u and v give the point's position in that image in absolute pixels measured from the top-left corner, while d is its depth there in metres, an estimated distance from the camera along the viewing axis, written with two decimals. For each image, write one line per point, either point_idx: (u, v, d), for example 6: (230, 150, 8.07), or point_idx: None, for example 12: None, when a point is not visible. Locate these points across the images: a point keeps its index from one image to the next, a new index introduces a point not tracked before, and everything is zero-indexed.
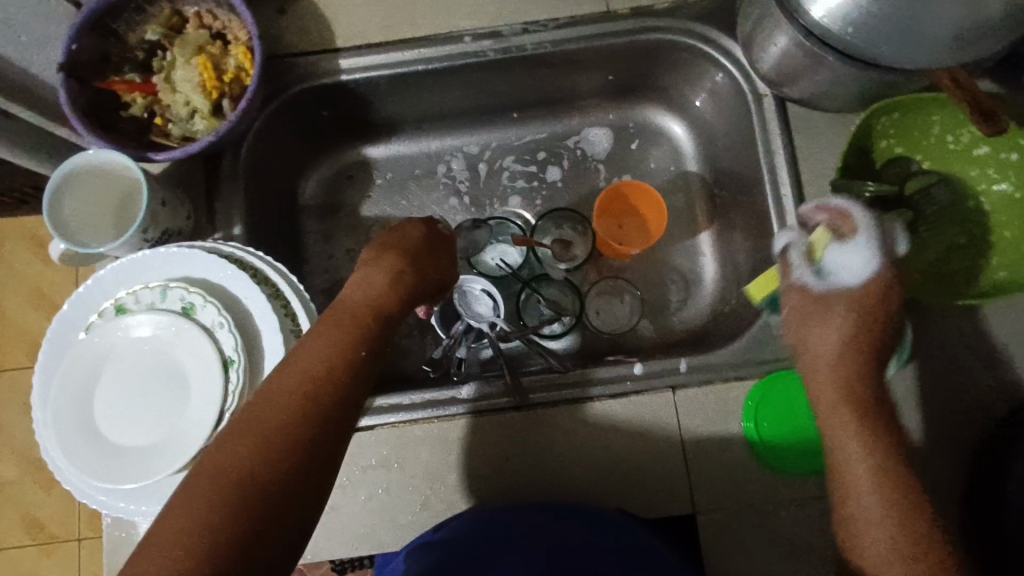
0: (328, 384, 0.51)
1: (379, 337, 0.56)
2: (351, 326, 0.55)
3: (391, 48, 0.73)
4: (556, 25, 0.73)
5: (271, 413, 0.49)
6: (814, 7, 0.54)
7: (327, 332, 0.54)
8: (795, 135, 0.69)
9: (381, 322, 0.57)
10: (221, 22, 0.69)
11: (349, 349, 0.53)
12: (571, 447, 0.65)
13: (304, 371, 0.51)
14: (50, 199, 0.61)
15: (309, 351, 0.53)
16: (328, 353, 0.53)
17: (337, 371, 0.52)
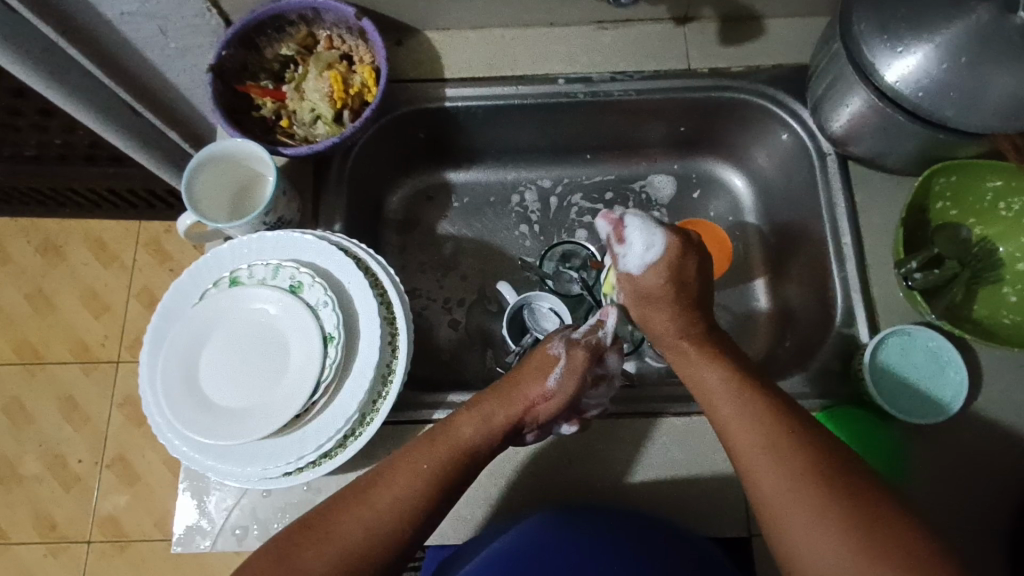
0: (446, 475, 0.57)
1: (460, 479, 0.58)
2: (433, 473, 0.57)
3: (492, 83, 0.82)
4: (641, 76, 0.81)
5: (412, 464, 0.57)
6: (889, 71, 0.62)
7: (407, 472, 0.57)
8: (856, 190, 0.75)
9: (449, 477, 0.58)
10: (348, 46, 0.78)
11: (427, 493, 0.56)
12: (634, 458, 0.68)
13: (377, 511, 0.54)
14: (215, 150, 0.69)
15: (387, 488, 0.56)
16: (406, 494, 0.55)
17: (412, 505, 0.55)
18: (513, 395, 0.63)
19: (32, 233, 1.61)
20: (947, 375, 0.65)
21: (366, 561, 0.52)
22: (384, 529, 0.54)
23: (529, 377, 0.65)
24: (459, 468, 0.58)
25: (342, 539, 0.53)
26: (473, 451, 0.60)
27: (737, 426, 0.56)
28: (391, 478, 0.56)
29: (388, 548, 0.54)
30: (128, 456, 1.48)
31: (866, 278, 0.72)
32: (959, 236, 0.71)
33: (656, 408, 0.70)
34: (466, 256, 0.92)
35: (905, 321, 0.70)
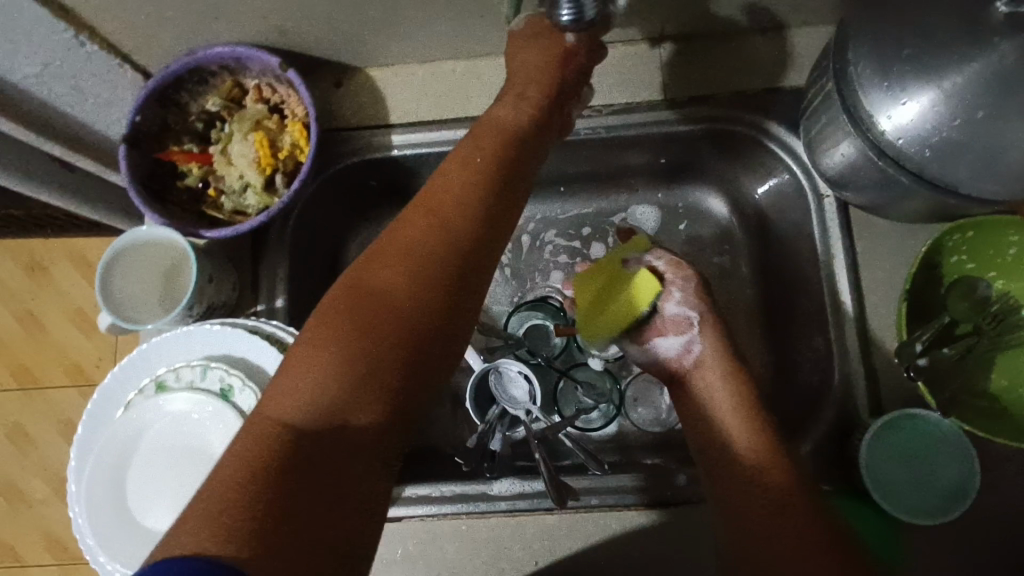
0: (450, 274, 0.51)
1: (478, 248, 0.53)
2: (399, 300, 0.49)
3: (442, 126, 0.73)
4: (612, 111, 0.71)
5: (428, 259, 0.51)
6: (887, 123, 0.52)
7: (404, 262, 0.51)
8: (857, 239, 0.66)
9: (467, 223, 0.54)
10: (279, 95, 0.70)
11: (418, 303, 0.49)
12: (606, 554, 0.63)
13: (392, 279, 0.50)
14: (131, 240, 0.65)
15: (390, 297, 0.49)
16: (408, 313, 0.48)
17: (441, 253, 0.51)
18: (494, 143, 0.59)
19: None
20: (952, 467, 0.57)
21: (395, 320, 0.48)
22: (411, 283, 0.49)
23: (497, 112, 0.62)
24: (465, 239, 0.53)
25: (370, 308, 0.48)
26: (480, 175, 0.57)
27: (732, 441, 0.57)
28: (398, 278, 0.50)
29: (416, 305, 0.49)
30: None
31: (865, 344, 0.64)
32: (975, 292, 0.61)
33: (627, 498, 0.64)
34: None
35: (908, 396, 0.62)
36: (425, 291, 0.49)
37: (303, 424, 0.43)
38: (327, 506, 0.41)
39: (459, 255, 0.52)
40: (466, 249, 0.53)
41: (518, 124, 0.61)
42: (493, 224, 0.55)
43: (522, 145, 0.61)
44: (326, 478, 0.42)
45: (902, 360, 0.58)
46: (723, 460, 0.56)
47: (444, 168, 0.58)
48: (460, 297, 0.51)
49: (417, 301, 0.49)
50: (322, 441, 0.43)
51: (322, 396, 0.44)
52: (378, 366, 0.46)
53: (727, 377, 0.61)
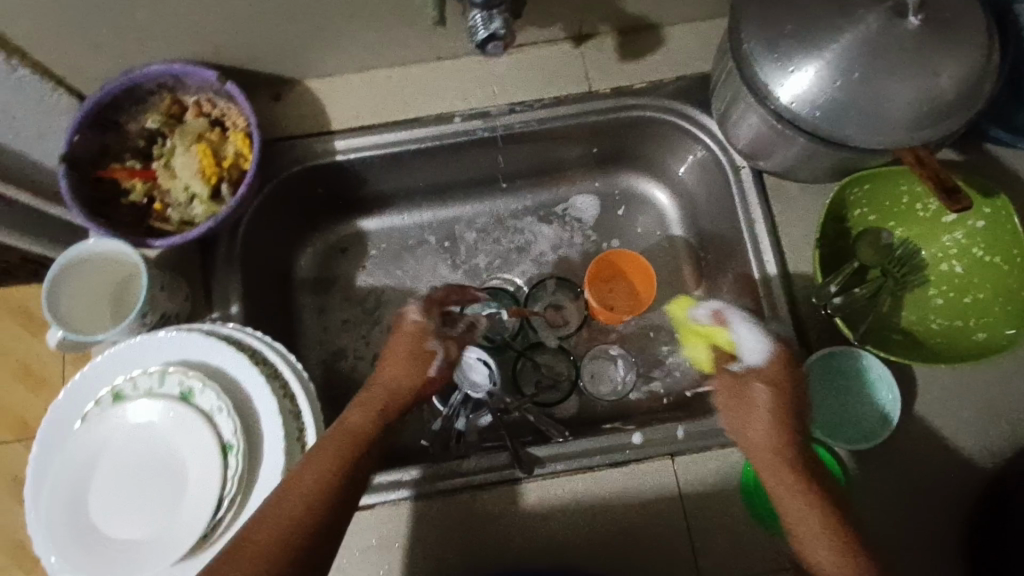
0: (343, 481, 0.56)
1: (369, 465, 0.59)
2: (291, 519, 0.54)
3: (383, 130, 0.76)
4: (541, 105, 0.76)
5: (329, 453, 0.57)
6: (783, 91, 0.58)
7: (312, 467, 0.56)
8: (774, 203, 0.72)
9: (363, 423, 0.61)
10: (219, 110, 0.72)
11: (314, 513, 0.54)
12: (570, 515, 0.65)
13: (301, 491, 0.55)
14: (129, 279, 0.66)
15: (284, 510, 0.54)
16: (296, 519, 0.54)
17: (338, 467, 0.56)
18: (404, 377, 0.65)
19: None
20: (880, 395, 0.62)
21: (293, 536, 0.53)
22: (310, 504, 0.54)
23: (398, 345, 0.66)
24: (367, 440, 0.59)
25: (289, 508, 0.54)
26: (376, 405, 0.62)
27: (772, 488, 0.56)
28: (286, 488, 0.55)
29: (305, 521, 0.54)
30: None
31: (793, 297, 0.69)
32: (880, 242, 0.68)
33: (593, 461, 0.67)
34: (390, 307, 0.88)
35: (834, 338, 0.68)
36: (331, 514, 0.55)
37: None
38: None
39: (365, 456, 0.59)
40: (363, 451, 0.59)
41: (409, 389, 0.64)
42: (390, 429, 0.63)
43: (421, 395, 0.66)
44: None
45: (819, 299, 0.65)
46: (757, 457, 0.57)
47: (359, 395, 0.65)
48: (355, 496, 0.57)
49: (312, 511, 0.54)
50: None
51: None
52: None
53: (779, 425, 0.57)
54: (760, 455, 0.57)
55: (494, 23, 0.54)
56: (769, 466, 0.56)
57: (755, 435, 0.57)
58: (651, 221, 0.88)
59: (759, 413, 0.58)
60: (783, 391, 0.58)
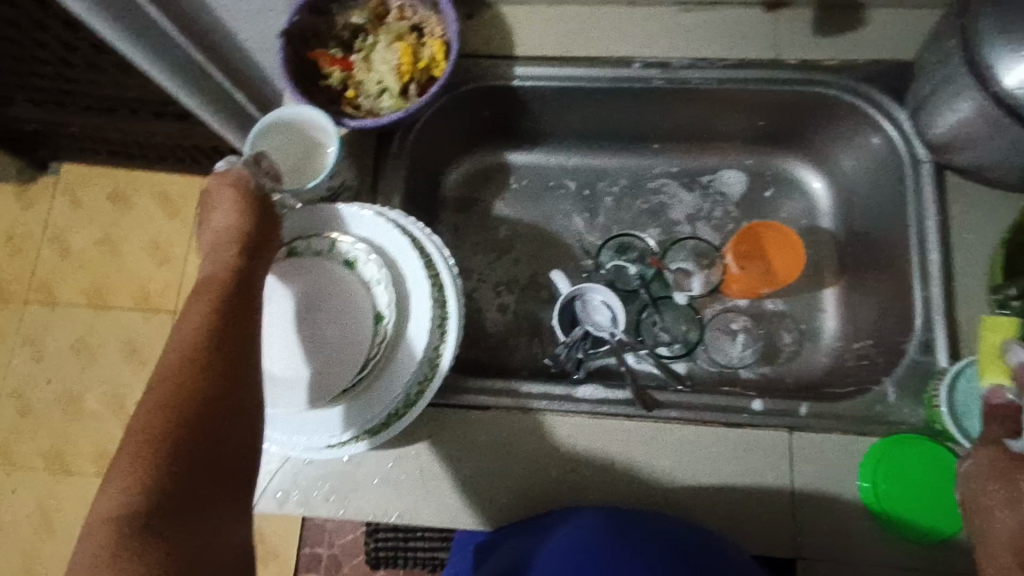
0: (232, 288, 0.54)
1: (235, 296, 0.54)
2: (201, 321, 0.51)
3: (563, 63, 0.78)
4: (724, 64, 0.76)
5: (221, 278, 0.55)
6: (1010, 77, 0.55)
7: (201, 294, 0.53)
8: (951, 206, 0.69)
9: (224, 256, 0.57)
10: (419, 17, 0.77)
11: (216, 311, 0.52)
12: (676, 462, 0.65)
13: (179, 346, 0.49)
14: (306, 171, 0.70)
15: (189, 317, 0.51)
16: (201, 322, 0.51)
17: (229, 287, 0.54)
18: (232, 239, 0.58)
19: (90, 178, 1.57)
20: None
21: (209, 337, 0.50)
22: (202, 335, 0.50)
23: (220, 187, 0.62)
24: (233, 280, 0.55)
25: (181, 361, 0.48)
26: (234, 227, 0.58)
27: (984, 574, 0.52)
28: (193, 302, 0.53)
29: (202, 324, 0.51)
30: None
31: (952, 303, 0.66)
32: None
33: (707, 417, 0.67)
34: (521, 240, 0.90)
35: None
36: (227, 342, 0.50)
37: (156, 416, 0.45)
38: (233, 473, 0.46)
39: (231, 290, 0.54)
40: (242, 287, 0.55)
41: (251, 226, 0.59)
42: (250, 275, 0.56)
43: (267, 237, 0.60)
44: (220, 451, 0.46)
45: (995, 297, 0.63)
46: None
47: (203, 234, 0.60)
48: (244, 297, 0.54)
49: (209, 319, 0.51)
50: (179, 433, 0.45)
51: (162, 389, 0.47)
52: (208, 406, 0.47)
53: None
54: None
55: None
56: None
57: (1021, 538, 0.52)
58: (798, 205, 0.86)
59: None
60: None
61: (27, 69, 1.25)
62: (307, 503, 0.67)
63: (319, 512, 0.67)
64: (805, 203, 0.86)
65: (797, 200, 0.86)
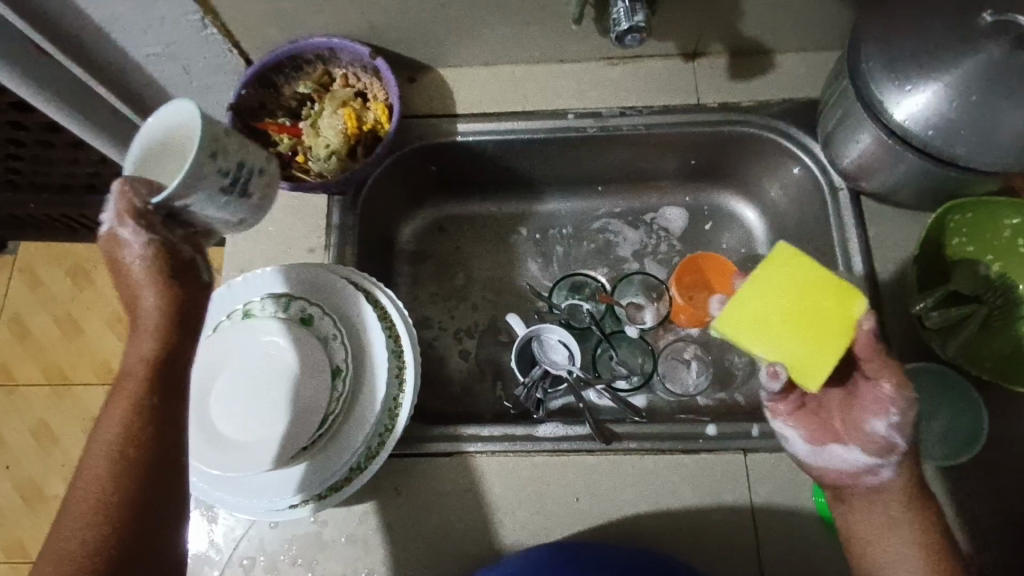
0: (150, 403, 0.50)
1: (153, 415, 0.50)
2: (116, 446, 0.48)
3: (502, 118, 0.83)
4: (651, 111, 0.82)
5: (137, 390, 0.50)
6: (898, 110, 0.61)
7: (118, 407, 0.49)
8: (868, 227, 0.74)
9: (137, 356, 0.51)
10: (363, 83, 0.81)
11: (135, 435, 0.49)
12: (638, 493, 0.67)
13: (94, 470, 0.47)
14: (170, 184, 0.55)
15: (102, 435, 0.49)
16: (116, 445, 0.48)
17: (145, 401, 0.50)
18: (150, 326, 0.51)
19: (50, 257, 1.59)
20: (962, 418, 0.64)
21: (132, 471, 0.48)
22: (122, 468, 0.48)
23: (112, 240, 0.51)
24: (145, 395, 0.50)
25: (94, 495, 0.47)
26: (150, 317, 0.51)
27: (870, 535, 0.57)
28: (112, 418, 0.49)
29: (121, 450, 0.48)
30: None
31: (880, 317, 0.71)
32: (977, 272, 0.70)
33: (665, 446, 0.69)
34: (477, 286, 0.92)
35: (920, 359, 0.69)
36: (145, 478, 0.48)
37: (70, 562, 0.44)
38: None
39: (147, 399, 0.50)
40: (157, 403, 0.50)
41: (165, 312, 0.51)
42: (168, 380, 0.51)
43: (185, 324, 0.52)
44: None
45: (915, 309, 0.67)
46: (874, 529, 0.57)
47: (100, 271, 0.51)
48: (172, 414, 0.51)
49: (132, 446, 0.48)
50: None
51: (81, 527, 0.46)
52: (121, 556, 0.46)
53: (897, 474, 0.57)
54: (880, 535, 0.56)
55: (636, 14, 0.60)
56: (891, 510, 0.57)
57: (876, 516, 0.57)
58: (737, 234, 0.91)
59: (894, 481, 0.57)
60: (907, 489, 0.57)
61: None
62: (273, 570, 0.65)
63: None
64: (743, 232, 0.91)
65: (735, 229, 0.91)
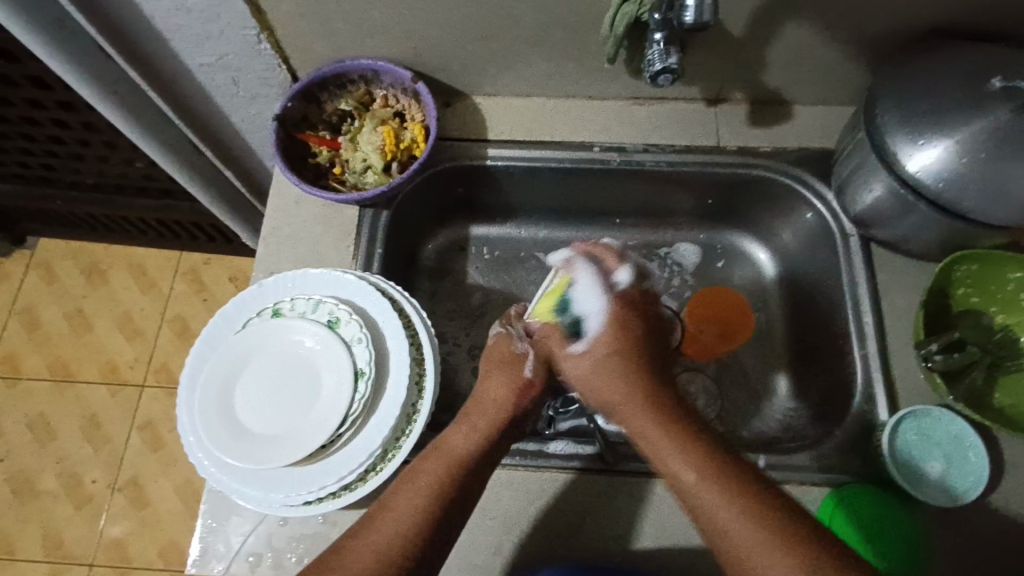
0: (448, 494, 0.58)
1: (469, 485, 0.60)
2: (411, 529, 0.56)
3: (531, 146, 0.87)
4: (673, 149, 0.86)
5: (428, 479, 0.59)
6: (911, 162, 0.65)
7: (408, 491, 0.58)
8: (878, 272, 0.77)
9: (476, 454, 0.62)
10: (401, 104, 0.86)
11: (422, 520, 0.56)
12: (644, 515, 0.68)
13: (399, 520, 0.56)
14: None
15: (394, 514, 0.57)
16: (404, 528, 0.56)
17: (448, 488, 0.59)
18: (494, 430, 0.64)
19: (68, 254, 1.63)
20: (967, 458, 0.66)
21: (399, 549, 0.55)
22: (403, 544, 0.55)
23: (493, 377, 0.69)
24: (464, 466, 0.60)
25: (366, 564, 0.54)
26: (497, 422, 0.64)
27: (593, 384, 0.66)
28: (404, 503, 0.57)
29: (418, 531, 0.56)
30: (133, 487, 1.44)
31: (886, 359, 0.73)
32: (979, 324, 0.73)
33: None
34: (493, 306, 0.95)
35: (924, 403, 0.71)
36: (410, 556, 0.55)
37: None
38: None
39: (446, 496, 0.58)
40: (456, 489, 0.59)
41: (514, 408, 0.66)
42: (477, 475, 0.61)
43: (517, 421, 0.66)
44: None
45: (920, 351, 0.69)
46: (646, 433, 0.61)
47: (469, 402, 0.67)
48: (463, 505, 0.59)
49: (421, 532, 0.56)
50: None
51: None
52: None
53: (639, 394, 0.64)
54: (657, 443, 0.59)
55: (671, 57, 0.65)
56: (638, 411, 0.62)
57: (647, 426, 0.61)
58: (748, 274, 0.94)
59: (632, 411, 0.62)
60: (613, 354, 0.66)
61: (18, 149, 1.32)
62: (279, 567, 0.66)
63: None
64: (753, 273, 0.94)
65: (746, 270, 0.94)
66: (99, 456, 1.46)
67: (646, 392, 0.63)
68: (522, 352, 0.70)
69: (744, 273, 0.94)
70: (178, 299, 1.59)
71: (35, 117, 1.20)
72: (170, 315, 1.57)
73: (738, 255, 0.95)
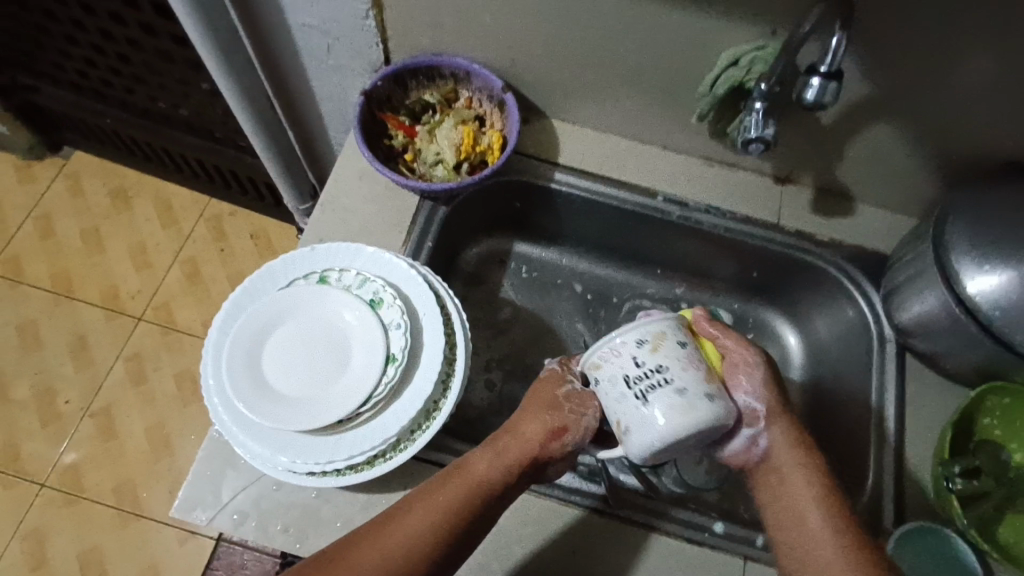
0: (462, 520, 0.60)
1: (481, 516, 0.61)
2: (427, 539, 0.58)
3: (597, 180, 0.88)
4: (733, 216, 0.87)
5: (449, 499, 0.60)
6: (971, 284, 0.66)
7: (425, 505, 0.60)
8: (907, 382, 0.78)
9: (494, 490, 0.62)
10: (484, 109, 0.87)
11: (437, 535, 0.58)
12: (633, 565, 0.67)
13: (408, 533, 0.58)
14: None
15: (406, 523, 0.58)
16: (422, 537, 0.58)
17: (462, 514, 0.60)
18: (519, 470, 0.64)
19: (101, 172, 1.62)
20: None
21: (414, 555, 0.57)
22: (423, 550, 0.57)
23: (526, 417, 0.67)
24: (481, 498, 0.61)
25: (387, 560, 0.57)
26: (521, 464, 0.64)
27: (786, 453, 0.65)
28: (421, 513, 0.59)
29: (436, 543, 0.58)
30: (103, 416, 1.41)
31: (900, 468, 0.73)
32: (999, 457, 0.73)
33: (670, 530, 0.69)
34: (519, 323, 0.95)
35: (927, 519, 0.71)
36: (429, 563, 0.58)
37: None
38: None
39: (462, 519, 0.60)
40: (471, 517, 0.60)
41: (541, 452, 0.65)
42: (491, 510, 0.62)
43: (542, 464, 0.66)
44: None
45: (942, 470, 0.69)
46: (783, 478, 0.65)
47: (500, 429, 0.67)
48: (475, 532, 0.61)
49: (438, 545, 0.58)
50: None
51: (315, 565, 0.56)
52: None
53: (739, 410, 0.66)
54: (783, 458, 0.65)
55: (766, 131, 0.68)
56: (806, 457, 0.65)
57: (797, 479, 0.64)
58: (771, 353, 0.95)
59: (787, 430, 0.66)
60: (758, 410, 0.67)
61: (84, 59, 1.32)
62: (262, 532, 0.65)
63: (273, 544, 0.65)
64: (779, 354, 0.94)
65: (772, 349, 0.95)
66: (79, 377, 1.43)
67: (810, 451, 0.66)
68: (566, 394, 0.66)
69: (770, 352, 0.94)
70: (197, 241, 1.58)
71: (112, 33, 1.21)
72: (185, 255, 1.56)
73: (768, 333, 0.95)
